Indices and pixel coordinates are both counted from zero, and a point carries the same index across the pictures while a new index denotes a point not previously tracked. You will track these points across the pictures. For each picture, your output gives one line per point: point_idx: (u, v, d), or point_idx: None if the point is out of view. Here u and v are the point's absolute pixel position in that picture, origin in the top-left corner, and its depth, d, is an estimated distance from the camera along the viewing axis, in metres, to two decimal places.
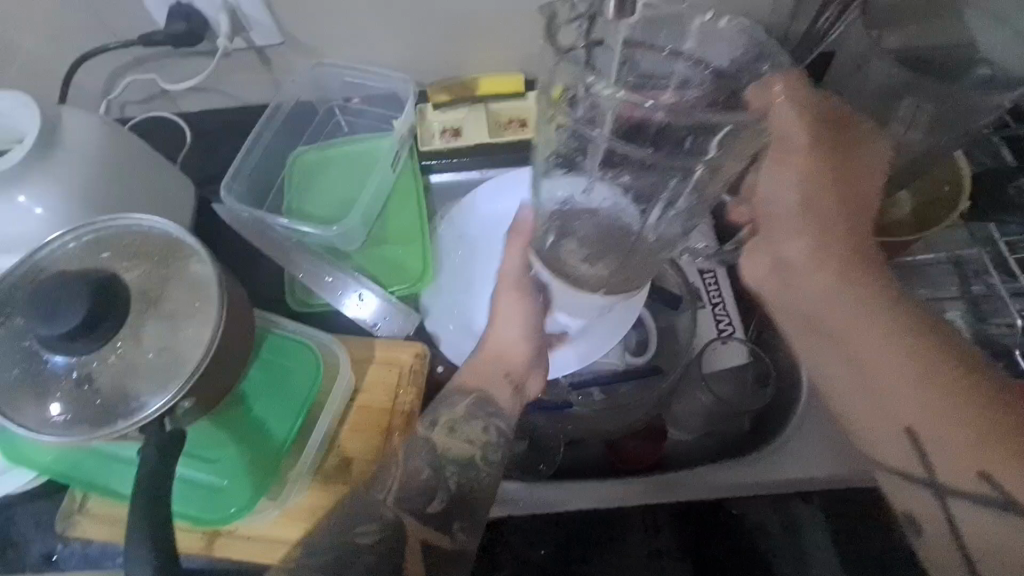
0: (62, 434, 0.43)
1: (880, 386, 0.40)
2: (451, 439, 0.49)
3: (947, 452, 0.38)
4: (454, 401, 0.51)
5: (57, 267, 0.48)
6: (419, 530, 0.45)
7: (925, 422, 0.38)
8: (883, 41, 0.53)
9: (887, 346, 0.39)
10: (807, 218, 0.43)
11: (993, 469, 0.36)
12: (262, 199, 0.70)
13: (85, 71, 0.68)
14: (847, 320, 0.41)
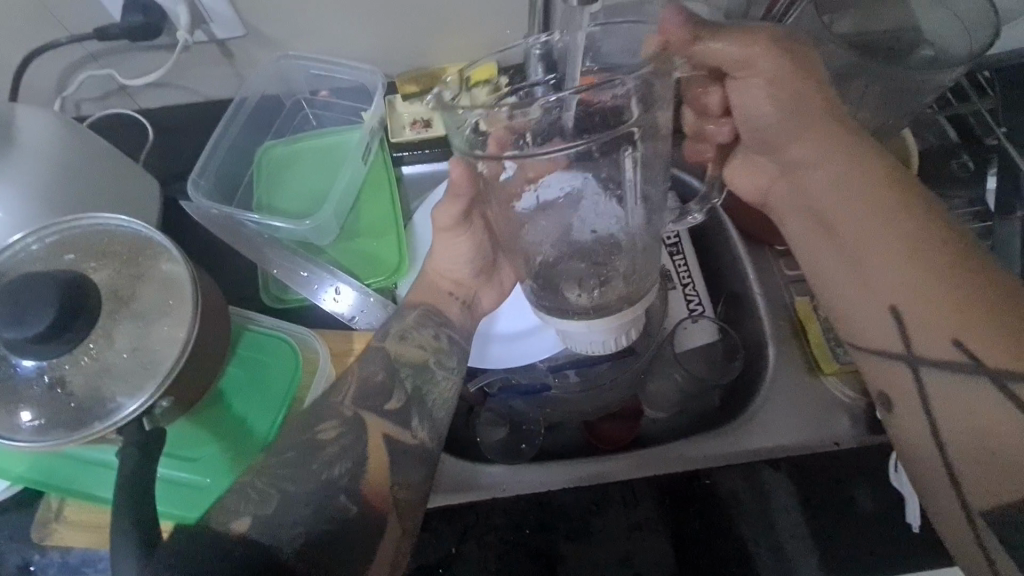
0: (36, 440, 0.43)
1: (870, 262, 0.41)
2: (403, 346, 0.52)
3: (930, 324, 0.38)
4: (403, 314, 0.54)
5: (20, 270, 0.47)
6: (378, 425, 0.48)
7: (906, 293, 0.39)
8: (835, 25, 0.55)
9: (877, 225, 0.40)
10: (797, 120, 0.46)
11: (963, 334, 0.36)
12: (231, 195, 0.69)
13: (38, 68, 0.66)
14: (849, 209, 0.42)
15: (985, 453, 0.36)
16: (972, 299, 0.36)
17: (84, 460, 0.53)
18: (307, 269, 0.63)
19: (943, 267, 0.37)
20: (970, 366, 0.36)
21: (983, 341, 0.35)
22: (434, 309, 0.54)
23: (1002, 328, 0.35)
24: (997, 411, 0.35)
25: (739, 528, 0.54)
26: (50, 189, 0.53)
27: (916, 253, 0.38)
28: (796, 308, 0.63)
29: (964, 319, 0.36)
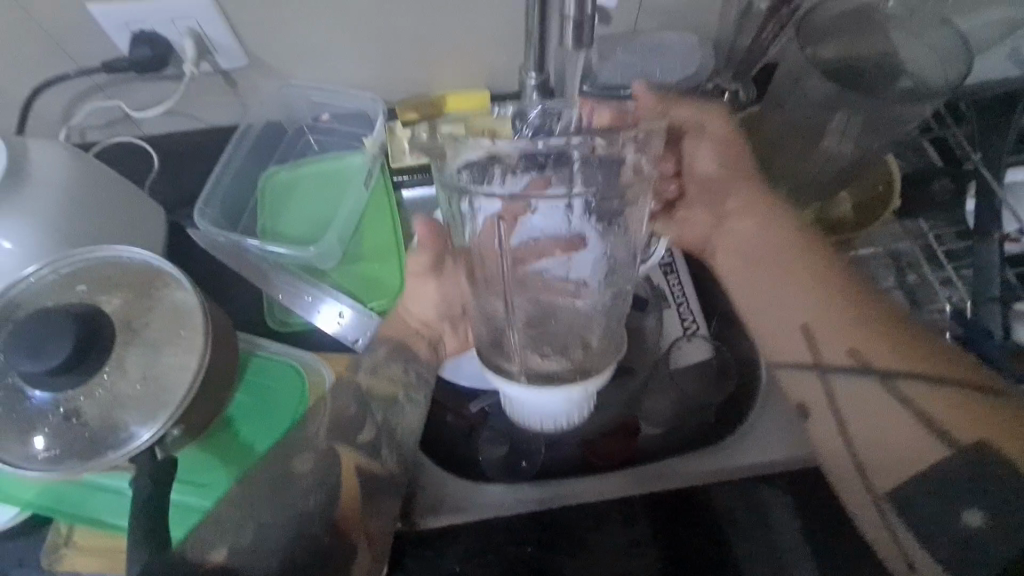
0: (51, 469, 0.44)
1: (792, 291, 0.51)
2: (375, 380, 0.54)
3: (838, 338, 0.48)
4: (375, 349, 0.57)
5: (35, 302, 0.48)
6: (351, 456, 0.50)
7: (821, 315, 0.50)
8: (820, 55, 0.57)
9: (796, 264, 0.52)
10: (730, 175, 0.57)
11: (863, 346, 0.47)
12: (235, 222, 0.70)
13: (45, 99, 0.68)
14: (770, 250, 0.54)
15: (883, 442, 0.45)
16: (865, 319, 0.48)
17: (98, 486, 0.55)
18: (312, 293, 0.65)
19: (855, 299, 0.49)
20: (867, 369, 0.47)
21: (875, 352, 0.47)
22: (404, 345, 0.57)
23: (894, 343, 0.47)
24: (887, 409, 0.45)
25: (735, 545, 0.56)
26: (62, 220, 0.54)
27: (833, 288, 0.50)
28: None
29: (862, 335, 0.48)
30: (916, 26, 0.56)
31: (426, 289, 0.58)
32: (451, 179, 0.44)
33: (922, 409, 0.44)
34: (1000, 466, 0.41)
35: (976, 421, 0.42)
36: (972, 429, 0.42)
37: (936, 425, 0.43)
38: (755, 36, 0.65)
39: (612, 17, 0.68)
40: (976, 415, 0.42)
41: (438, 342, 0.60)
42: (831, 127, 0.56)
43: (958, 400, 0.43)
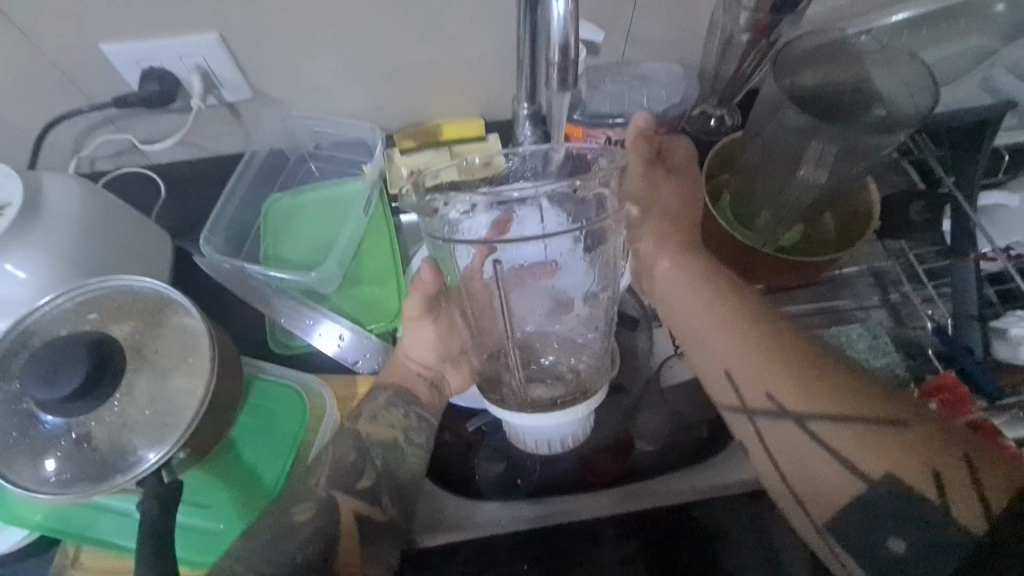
0: (61, 492, 0.46)
1: (703, 327, 0.49)
2: (373, 426, 0.56)
3: (750, 376, 0.46)
4: (375, 398, 0.58)
5: (49, 331, 0.51)
6: (351, 504, 0.51)
7: (731, 351, 0.47)
8: (798, 85, 0.60)
9: (705, 297, 0.50)
10: (651, 217, 0.58)
11: (774, 383, 0.44)
12: (240, 249, 0.73)
13: (57, 132, 0.70)
14: (686, 283, 0.52)
15: (810, 484, 0.43)
16: (775, 352, 0.45)
17: (103, 508, 0.54)
18: (312, 318, 0.67)
19: (761, 334, 0.46)
20: (779, 407, 0.44)
21: (784, 390, 0.44)
22: (404, 389, 0.59)
23: (803, 380, 0.43)
24: (806, 450, 0.42)
25: (726, 560, 0.57)
26: (74, 251, 0.57)
27: (740, 325, 0.47)
28: None
29: (771, 371, 0.45)
30: (890, 57, 0.59)
31: (424, 332, 0.59)
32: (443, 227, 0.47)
33: (836, 451, 0.41)
34: (911, 498, 0.39)
35: (886, 454, 0.40)
36: (883, 462, 0.40)
37: (849, 460, 0.41)
38: (738, 64, 0.68)
39: (599, 48, 0.71)
40: (885, 449, 0.40)
41: (440, 380, 0.61)
42: (806, 157, 0.58)
43: (878, 434, 0.40)
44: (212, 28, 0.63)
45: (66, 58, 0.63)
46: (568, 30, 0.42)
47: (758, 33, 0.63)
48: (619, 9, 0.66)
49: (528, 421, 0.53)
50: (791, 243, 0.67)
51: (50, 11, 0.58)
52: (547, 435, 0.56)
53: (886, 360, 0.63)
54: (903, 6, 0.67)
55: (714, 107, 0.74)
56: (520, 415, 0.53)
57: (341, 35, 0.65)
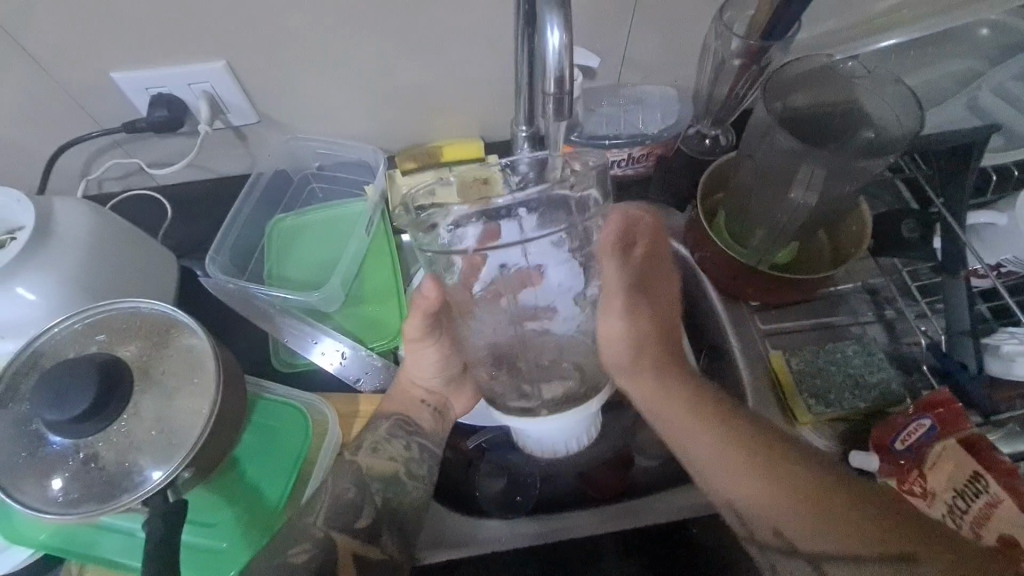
0: (67, 512, 0.46)
1: (711, 472, 0.50)
2: (374, 458, 0.57)
3: (764, 517, 0.48)
4: (377, 425, 0.60)
5: (58, 352, 0.52)
6: (348, 543, 0.51)
7: (742, 497, 0.49)
8: (784, 109, 0.62)
9: (709, 447, 0.51)
10: (634, 333, 0.52)
11: (786, 529, 0.47)
12: (244, 268, 0.74)
13: (66, 156, 0.72)
14: (696, 457, 0.51)
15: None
16: (788, 497, 0.47)
17: (108, 527, 0.55)
18: (314, 336, 0.68)
19: (767, 473, 0.48)
20: (795, 550, 0.47)
21: (800, 534, 0.47)
22: (406, 418, 0.60)
23: (815, 522, 0.46)
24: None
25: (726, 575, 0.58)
26: (83, 273, 0.58)
27: (747, 462, 0.49)
28: (771, 360, 0.68)
29: (784, 515, 0.47)
30: (877, 80, 0.60)
31: (426, 352, 0.59)
32: (433, 241, 0.50)
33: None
34: None
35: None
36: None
37: None
38: (731, 87, 0.69)
39: (595, 72, 0.73)
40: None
41: (445, 404, 0.63)
42: (798, 178, 0.59)
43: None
44: (220, 57, 0.64)
45: (77, 86, 0.65)
46: (563, 63, 0.44)
47: (750, 58, 0.64)
48: (614, 34, 0.68)
49: (530, 427, 0.53)
50: (787, 261, 0.68)
51: (62, 43, 0.60)
52: (558, 440, 0.56)
53: (882, 375, 0.65)
54: (890, 34, 0.70)
55: (709, 127, 0.75)
56: (523, 421, 0.53)
57: (345, 63, 0.68)
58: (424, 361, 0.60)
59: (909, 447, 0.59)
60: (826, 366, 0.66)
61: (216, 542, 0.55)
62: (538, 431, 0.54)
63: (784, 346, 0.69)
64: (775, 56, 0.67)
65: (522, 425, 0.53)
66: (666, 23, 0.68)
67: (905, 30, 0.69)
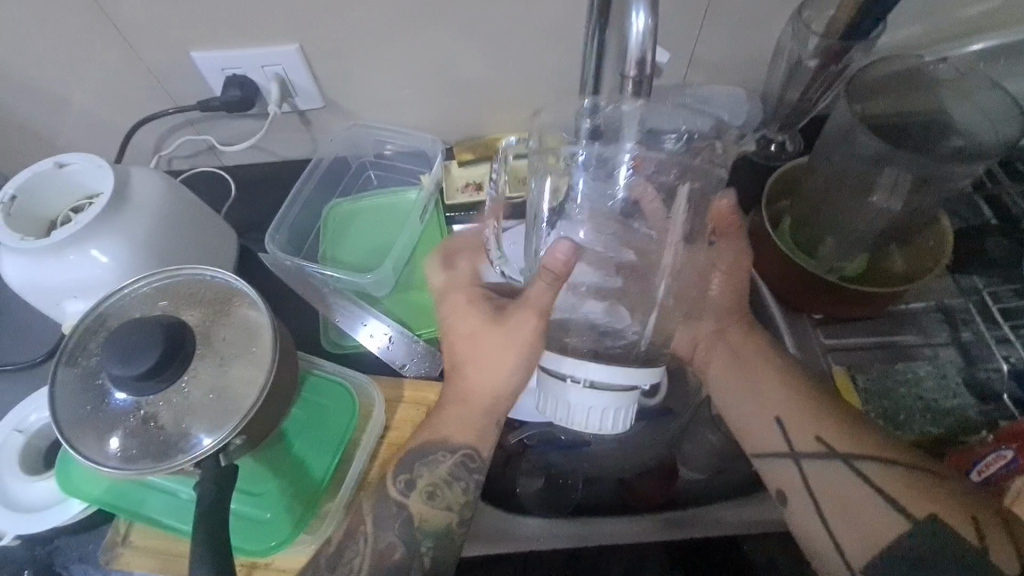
0: (122, 469, 0.47)
1: (757, 392, 0.57)
2: (428, 507, 0.52)
3: (800, 427, 0.53)
4: (437, 460, 0.52)
5: (125, 312, 0.53)
6: None
7: (785, 408, 0.54)
8: (866, 111, 0.58)
9: (760, 372, 0.57)
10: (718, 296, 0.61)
11: (825, 434, 0.52)
12: (301, 247, 0.75)
13: (143, 132, 0.75)
14: (746, 381, 0.58)
15: (852, 516, 0.48)
16: (828, 411, 0.53)
17: (157, 488, 0.56)
18: (364, 319, 0.70)
19: (813, 390, 0.55)
20: (827, 453, 0.51)
21: (835, 438, 0.51)
22: (472, 455, 0.52)
23: (855, 431, 0.51)
24: (853, 487, 0.49)
25: None
26: (153, 241, 0.60)
27: (795, 386, 0.55)
28: (833, 375, 0.65)
29: (822, 424, 0.52)
30: (966, 87, 0.58)
31: (503, 357, 0.50)
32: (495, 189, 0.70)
33: (877, 486, 0.48)
34: (957, 540, 0.43)
35: (931, 500, 0.46)
36: (925, 505, 0.46)
37: (895, 503, 0.47)
38: (803, 91, 0.68)
39: (661, 70, 0.72)
40: (930, 491, 0.46)
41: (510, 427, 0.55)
42: (880, 183, 0.57)
43: (921, 481, 0.47)
44: (293, 40, 0.66)
45: (159, 63, 0.67)
46: (646, 46, 0.43)
47: (828, 59, 0.62)
48: (684, 31, 0.67)
49: (591, 368, 0.45)
50: (854, 273, 0.64)
51: (150, 20, 0.62)
52: (613, 407, 0.47)
53: (957, 402, 0.62)
54: (982, 37, 0.66)
55: (775, 132, 0.74)
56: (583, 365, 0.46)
57: (414, 51, 0.68)
58: (501, 368, 0.51)
59: (987, 478, 0.55)
60: (894, 386, 0.63)
61: (262, 513, 0.55)
62: (598, 384, 0.46)
63: (848, 363, 0.65)
64: (856, 59, 0.64)
65: (580, 369, 0.46)
66: (741, 21, 0.66)
67: (996, 34, 0.66)
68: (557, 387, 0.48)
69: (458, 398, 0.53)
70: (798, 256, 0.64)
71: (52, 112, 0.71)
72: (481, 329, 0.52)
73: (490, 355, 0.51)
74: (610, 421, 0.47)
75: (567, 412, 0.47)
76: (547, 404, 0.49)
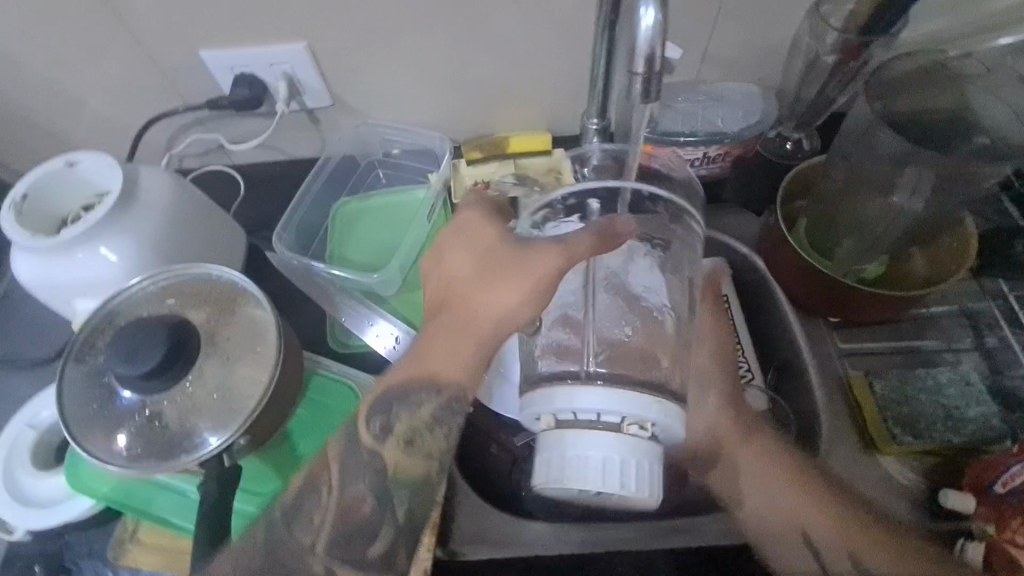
0: (129, 467, 0.48)
1: (774, 501, 0.57)
2: (405, 452, 0.46)
3: (828, 540, 0.54)
4: (418, 402, 0.47)
5: (134, 312, 0.54)
6: None
7: (807, 519, 0.55)
8: (886, 110, 0.56)
9: (771, 479, 0.57)
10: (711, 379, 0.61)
11: (853, 547, 0.53)
12: (308, 247, 0.75)
13: (153, 130, 0.75)
14: (757, 489, 0.58)
15: None
16: (851, 522, 0.53)
17: (167, 488, 0.56)
18: (371, 319, 0.69)
19: (829, 500, 0.55)
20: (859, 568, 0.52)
21: (864, 552, 0.52)
22: (464, 394, 0.47)
23: (884, 546, 0.52)
24: None
25: None
26: (161, 239, 0.60)
27: (811, 496, 0.56)
28: (850, 380, 0.63)
29: (848, 538, 0.53)
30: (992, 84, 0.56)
31: (519, 283, 0.48)
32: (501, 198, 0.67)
33: None
34: None
35: None
36: None
37: None
38: (821, 87, 0.66)
39: (674, 67, 0.70)
40: None
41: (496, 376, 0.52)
42: (901, 182, 0.55)
43: None
44: (302, 38, 0.66)
45: (168, 62, 0.67)
46: (656, 43, 0.41)
47: (847, 55, 0.61)
48: (697, 25, 0.65)
49: (656, 408, 0.44)
50: (873, 276, 0.63)
51: (160, 19, 0.63)
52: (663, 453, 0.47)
53: (980, 409, 0.59)
54: (1010, 30, 0.64)
55: (791, 130, 0.71)
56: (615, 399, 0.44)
57: (423, 50, 0.67)
58: (516, 297, 0.48)
59: (1009, 491, 0.52)
60: (917, 394, 0.61)
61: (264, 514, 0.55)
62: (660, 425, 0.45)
63: (864, 369, 0.64)
64: (877, 54, 0.62)
65: (646, 410, 0.44)
66: (757, 16, 0.64)
67: None
68: (619, 444, 0.43)
69: (454, 328, 0.49)
70: (813, 259, 0.62)
71: (64, 111, 0.71)
72: (502, 250, 0.50)
73: (506, 281, 0.48)
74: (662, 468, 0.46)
75: (631, 470, 0.43)
76: (614, 465, 0.43)
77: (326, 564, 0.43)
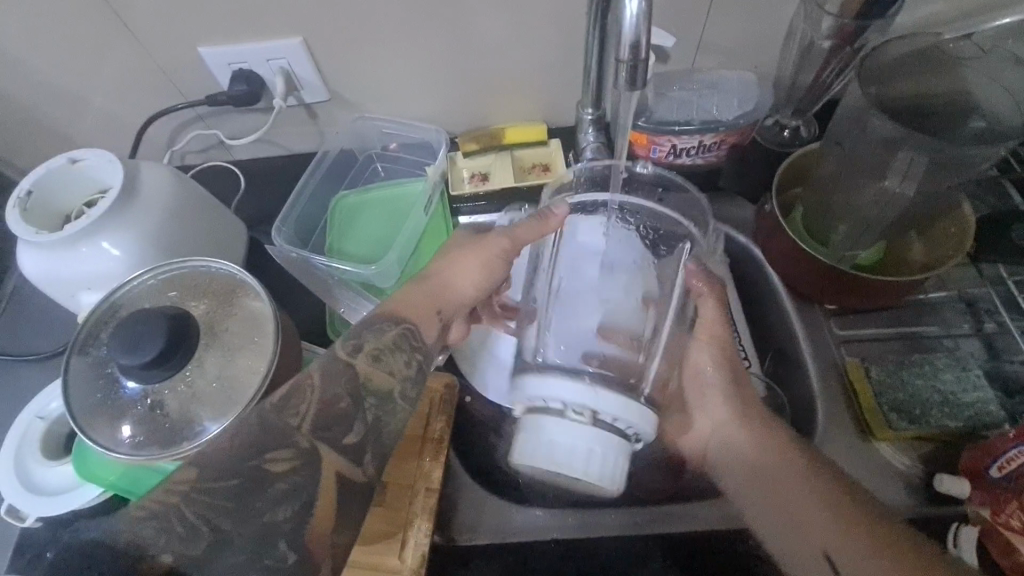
0: (133, 454, 0.49)
1: (787, 505, 0.48)
2: (373, 368, 0.50)
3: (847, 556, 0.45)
4: (380, 329, 0.53)
5: (135, 304, 0.55)
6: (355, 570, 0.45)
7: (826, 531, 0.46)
8: (879, 94, 0.56)
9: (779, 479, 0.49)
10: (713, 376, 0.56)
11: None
12: (307, 240, 0.76)
13: (154, 127, 0.77)
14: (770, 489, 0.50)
15: None
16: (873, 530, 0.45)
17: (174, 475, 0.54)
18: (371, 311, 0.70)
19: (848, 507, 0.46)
20: None
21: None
22: (415, 330, 0.54)
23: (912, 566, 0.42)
24: None
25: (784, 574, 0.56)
26: (161, 233, 0.61)
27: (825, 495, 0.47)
28: (847, 367, 0.63)
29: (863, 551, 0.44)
30: (989, 68, 0.56)
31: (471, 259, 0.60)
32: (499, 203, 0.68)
33: None
34: None
35: None
36: None
37: None
38: (816, 73, 0.67)
39: (669, 56, 0.70)
40: None
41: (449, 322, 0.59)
42: (894, 166, 0.55)
43: None
44: (297, 33, 0.66)
45: (166, 59, 0.68)
46: (641, 29, 0.42)
47: (841, 39, 0.61)
48: (691, 13, 0.65)
49: (601, 395, 0.45)
50: (869, 261, 0.62)
51: (157, 16, 0.63)
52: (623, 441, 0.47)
53: (978, 395, 0.59)
54: (1007, 12, 0.63)
55: (788, 117, 0.72)
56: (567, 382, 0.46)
57: (416, 42, 0.68)
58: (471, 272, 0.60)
59: (1008, 475, 0.52)
60: (915, 379, 0.61)
61: None
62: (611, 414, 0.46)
63: (861, 355, 0.64)
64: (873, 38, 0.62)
65: (589, 395, 0.45)
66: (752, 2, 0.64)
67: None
68: (561, 419, 0.46)
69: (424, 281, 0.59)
70: (808, 245, 0.62)
71: (67, 109, 0.73)
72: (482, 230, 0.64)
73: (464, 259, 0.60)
74: (618, 455, 0.47)
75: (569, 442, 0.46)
76: (552, 433, 0.46)
77: (312, 441, 0.45)
